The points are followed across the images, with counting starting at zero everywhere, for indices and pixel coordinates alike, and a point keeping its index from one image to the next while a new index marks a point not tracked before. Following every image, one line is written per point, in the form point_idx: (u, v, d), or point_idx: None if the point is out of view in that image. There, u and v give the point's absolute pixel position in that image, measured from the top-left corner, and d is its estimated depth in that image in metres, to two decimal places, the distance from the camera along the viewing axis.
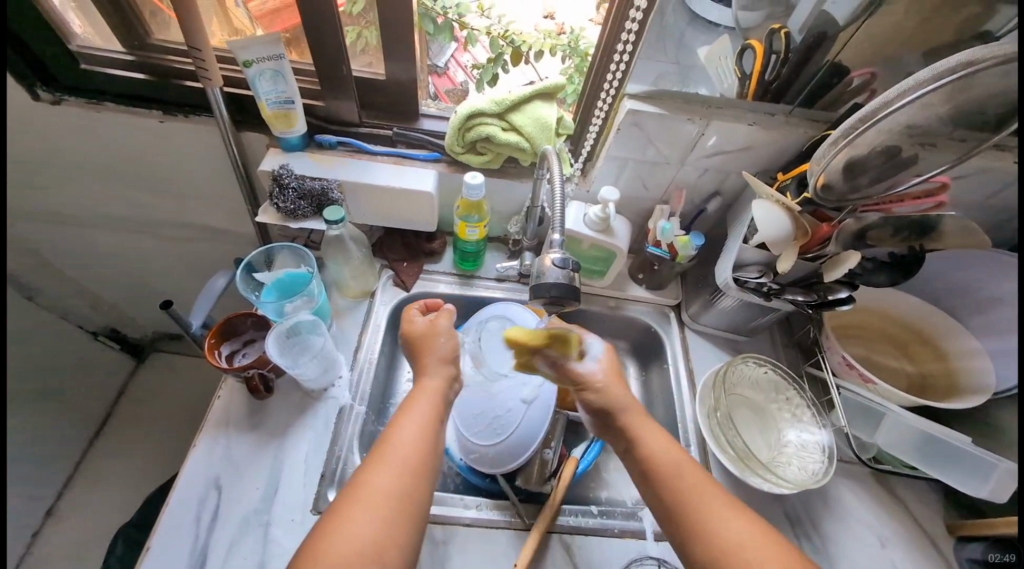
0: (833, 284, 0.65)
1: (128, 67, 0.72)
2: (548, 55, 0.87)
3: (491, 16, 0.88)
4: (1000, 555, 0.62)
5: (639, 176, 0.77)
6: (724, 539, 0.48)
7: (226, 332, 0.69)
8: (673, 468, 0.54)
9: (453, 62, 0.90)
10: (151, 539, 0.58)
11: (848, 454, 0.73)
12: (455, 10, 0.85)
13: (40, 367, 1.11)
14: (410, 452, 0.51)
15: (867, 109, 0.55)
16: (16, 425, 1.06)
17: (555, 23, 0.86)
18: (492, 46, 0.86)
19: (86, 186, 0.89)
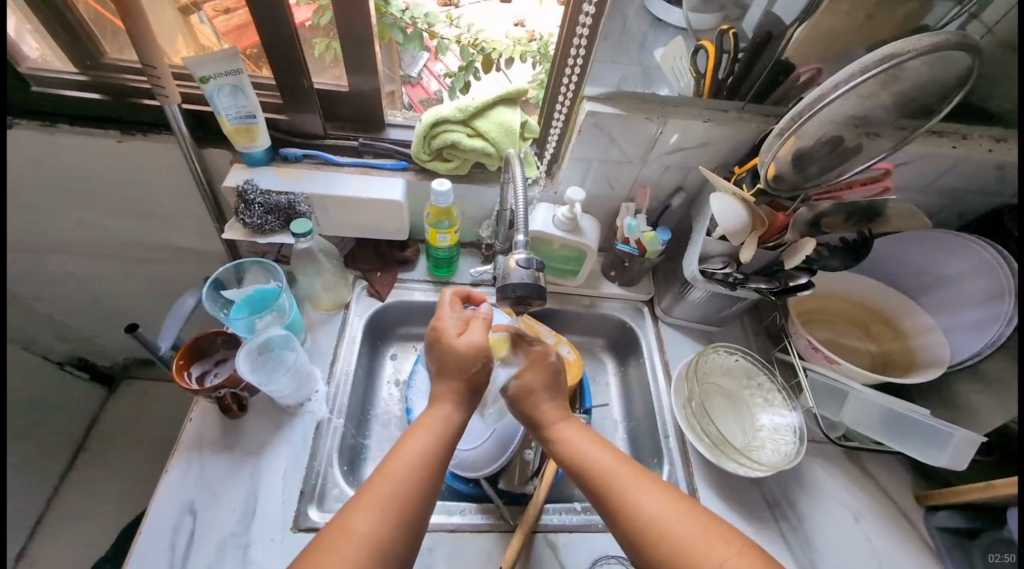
0: (793, 271, 0.68)
1: (82, 87, 0.70)
2: (519, 61, 0.88)
3: (460, 25, 0.88)
4: (1000, 555, 0.62)
5: (605, 175, 0.79)
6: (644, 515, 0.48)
7: (195, 353, 0.67)
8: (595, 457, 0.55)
9: (426, 71, 0.93)
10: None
11: (818, 434, 0.75)
12: (424, 20, 0.85)
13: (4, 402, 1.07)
14: (402, 485, 0.49)
15: (806, 102, 0.56)
16: None
17: (526, 31, 0.89)
18: (462, 54, 0.87)
19: (44, 211, 0.87)
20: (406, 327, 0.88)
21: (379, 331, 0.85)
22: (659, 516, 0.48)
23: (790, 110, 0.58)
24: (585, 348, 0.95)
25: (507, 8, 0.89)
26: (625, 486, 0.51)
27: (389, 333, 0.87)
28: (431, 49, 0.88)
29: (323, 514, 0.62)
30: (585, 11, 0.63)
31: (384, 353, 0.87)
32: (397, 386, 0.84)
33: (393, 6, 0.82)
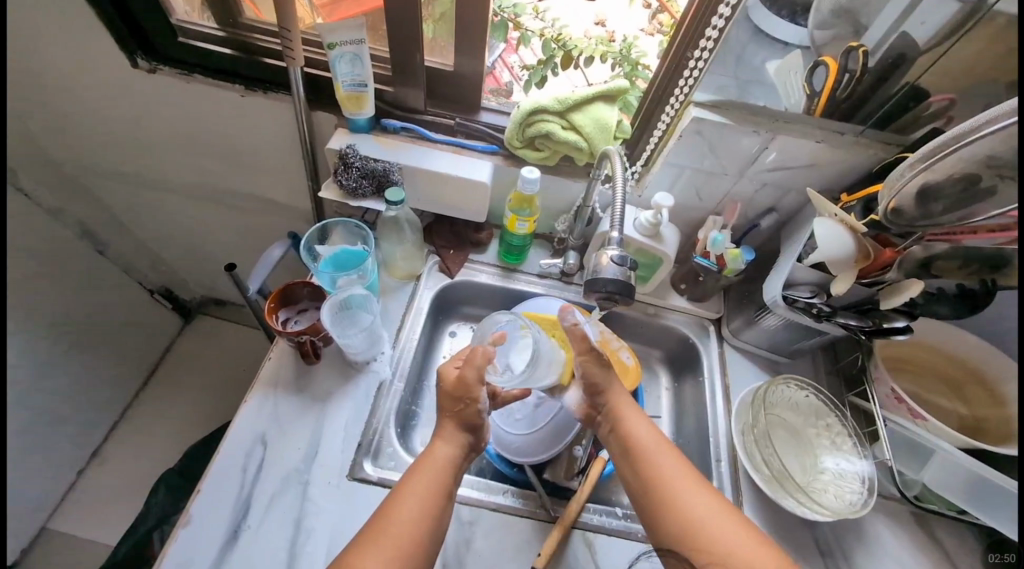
0: (891, 312, 0.63)
1: (220, 42, 0.77)
2: (598, 61, 0.88)
3: (545, 18, 0.88)
4: (1000, 556, 0.66)
5: (695, 185, 0.77)
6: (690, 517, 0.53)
7: (284, 298, 0.72)
8: (648, 456, 0.58)
9: (500, 61, 0.90)
10: (201, 483, 0.61)
11: (889, 490, 0.70)
12: (513, 10, 0.85)
13: (102, 318, 1.20)
14: (411, 530, 0.50)
15: (948, 135, 0.53)
16: (77, 366, 1.14)
17: (606, 30, 0.88)
18: (545, 48, 0.87)
19: (164, 151, 0.95)
20: (468, 307, 0.91)
21: (444, 307, 0.88)
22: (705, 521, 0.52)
23: (931, 142, 0.55)
24: (642, 357, 0.93)
25: None
26: (674, 487, 0.55)
27: (452, 310, 0.90)
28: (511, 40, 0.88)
29: (376, 469, 0.65)
30: (718, 14, 0.60)
31: (444, 329, 0.89)
32: None
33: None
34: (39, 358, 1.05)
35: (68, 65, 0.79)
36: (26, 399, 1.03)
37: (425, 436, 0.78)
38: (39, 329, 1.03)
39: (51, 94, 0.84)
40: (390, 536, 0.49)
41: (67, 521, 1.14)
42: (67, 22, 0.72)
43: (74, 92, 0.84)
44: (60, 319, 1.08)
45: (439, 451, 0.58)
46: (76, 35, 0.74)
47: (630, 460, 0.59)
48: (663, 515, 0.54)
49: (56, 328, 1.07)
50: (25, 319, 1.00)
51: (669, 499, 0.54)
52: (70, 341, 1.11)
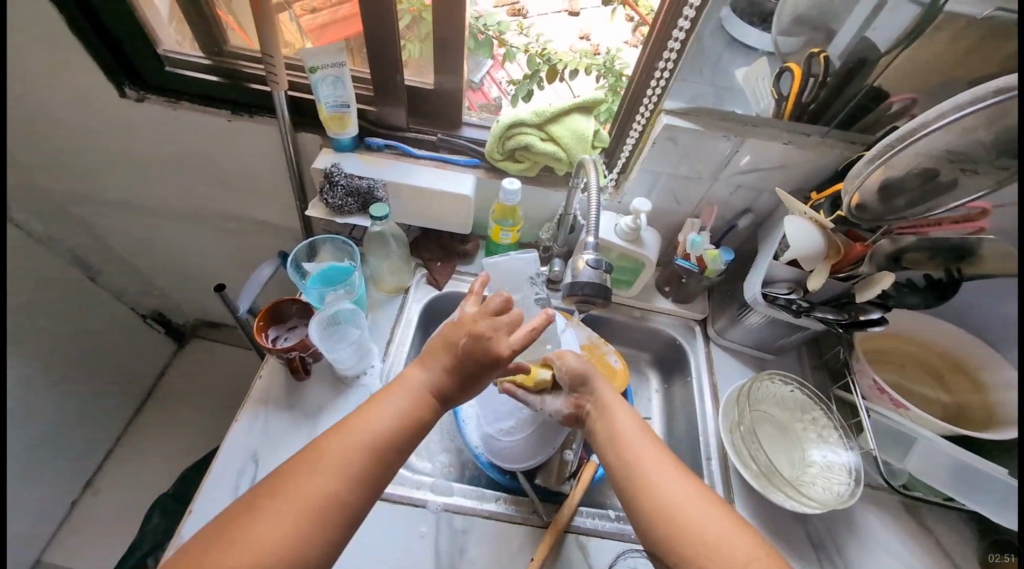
0: (865, 304, 0.65)
1: (206, 70, 0.79)
2: (583, 73, 0.90)
3: (530, 35, 0.92)
4: (998, 556, 0.65)
5: (672, 189, 0.79)
6: (662, 495, 0.52)
7: (273, 316, 0.72)
8: (624, 440, 0.59)
9: (488, 77, 0.93)
10: (194, 501, 0.61)
11: (877, 480, 0.71)
12: (496, 27, 0.88)
13: (94, 345, 1.20)
14: (369, 457, 0.50)
15: (898, 134, 0.56)
16: (69, 395, 1.14)
17: (591, 45, 0.91)
18: (529, 62, 0.89)
19: (153, 177, 0.97)
20: None
21: (433, 319, 0.89)
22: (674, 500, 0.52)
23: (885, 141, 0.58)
24: (631, 361, 0.95)
25: (576, 21, 0.94)
26: (650, 472, 0.55)
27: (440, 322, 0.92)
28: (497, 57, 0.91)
29: None
30: (680, 24, 0.63)
31: None
32: None
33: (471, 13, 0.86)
34: (32, 387, 1.05)
35: (57, 98, 0.81)
36: (18, 430, 1.03)
37: None
38: (32, 358, 1.04)
39: (41, 126, 0.86)
40: (345, 449, 0.49)
41: (61, 552, 1.13)
42: (56, 57, 0.74)
43: (64, 124, 0.86)
44: (53, 347, 1.08)
45: (413, 381, 0.56)
46: (65, 69, 0.76)
47: (608, 445, 0.59)
48: (635, 493, 0.54)
49: (48, 357, 1.08)
50: (17, 350, 1.00)
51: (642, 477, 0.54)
52: (63, 369, 1.12)
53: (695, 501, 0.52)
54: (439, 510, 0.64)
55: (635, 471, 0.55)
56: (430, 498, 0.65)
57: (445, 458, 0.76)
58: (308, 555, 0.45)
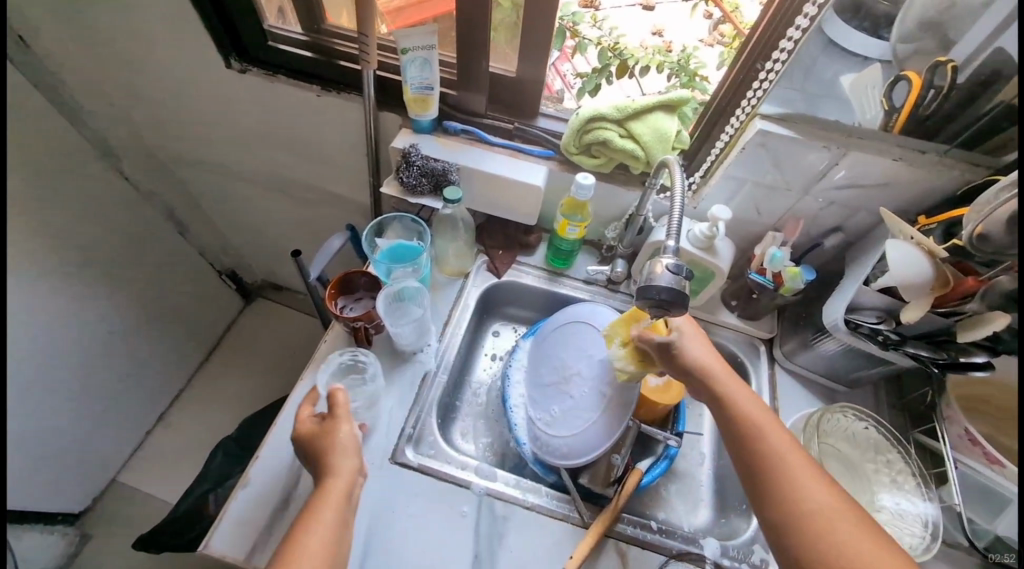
0: (969, 347, 0.59)
1: (303, 46, 0.83)
2: (654, 71, 0.88)
3: (603, 27, 0.90)
4: None
5: (754, 200, 0.74)
6: (809, 505, 0.47)
7: (342, 286, 0.76)
8: (755, 434, 0.53)
9: (554, 69, 0.90)
10: (260, 448, 0.66)
11: (958, 538, 0.64)
12: (571, 18, 0.88)
13: (176, 294, 1.31)
14: (325, 552, 0.50)
15: None
16: (150, 337, 1.26)
17: (663, 41, 0.88)
18: (601, 56, 0.88)
19: (244, 144, 1.04)
20: (511, 309, 0.93)
21: (488, 306, 0.91)
22: (823, 510, 0.46)
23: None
24: None
25: (649, 15, 0.90)
26: (793, 475, 0.49)
27: (496, 310, 0.93)
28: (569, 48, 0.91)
29: (417, 455, 0.68)
30: (796, 24, 0.58)
31: (489, 327, 0.93)
32: (494, 359, 0.89)
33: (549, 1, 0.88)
34: (121, 327, 1.16)
35: (171, 65, 0.88)
36: (106, 363, 1.15)
37: (463, 428, 0.80)
38: (124, 301, 1.15)
39: (154, 90, 0.94)
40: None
41: (133, 477, 1.26)
42: (174, 26, 0.80)
43: (174, 89, 0.93)
44: (141, 293, 1.19)
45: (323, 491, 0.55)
46: (181, 39, 0.82)
47: (735, 438, 0.55)
48: (774, 494, 0.49)
49: (137, 301, 1.19)
50: (111, 292, 1.11)
51: (784, 476, 0.49)
52: (147, 313, 1.23)
53: (847, 517, 0.46)
54: (481, 494, 0.65)
55: (774, 470, 0.50)
56: (474, 481, 0.66)
57: (490, 448, 0.78)
58: None
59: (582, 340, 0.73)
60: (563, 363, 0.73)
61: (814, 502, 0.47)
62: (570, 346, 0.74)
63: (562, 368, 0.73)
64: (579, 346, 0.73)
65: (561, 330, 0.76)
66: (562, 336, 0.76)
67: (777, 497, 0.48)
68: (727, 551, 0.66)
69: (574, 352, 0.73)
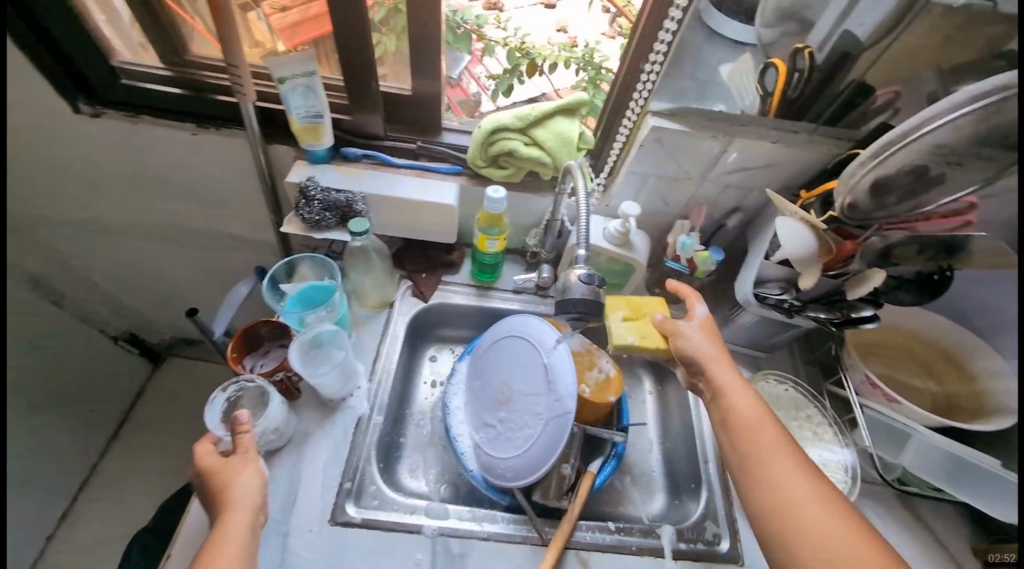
0: (857, 302, 0.65)
1: (167, 82, 0.74)
2: (562, 67, 0.90)
3: (507, 27, 0.90)
4: (1000, 555, 0.64)
5: (659, 191, 0.77)
6: (782, 490, 0.51)
7: (247, 345, 0.69)
8: (750, 422, 0.56)
9: (467, 73, 0.91)
10: (188, 509, 0.62)
11: (871, 474, 0.72)
12: (474, 21, 0.87)
13: (62, 372, 1.13)
14: None
15: (890, 135, 0.55)
16: (35, 427, 1.08)
17: (568, 36, 0.90)
18: (509, 57, 0.90)
19: (117, 195, 0.92)
20: (445, 330, 0.91)
21: (420, 331, 0.88)
22: (797, 495, 0.50)
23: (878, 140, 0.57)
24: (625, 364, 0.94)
25: (552, 12, 0.92)
26: (770, 464, 0.53)
27: (429, 334, 0.90)
28: (477, 52, 0.90)
29: (360, 510, 0.64)
30: (667, 24, 0.61)
31: (424, 353, 0.90)
32: (435, 385, 0.87)
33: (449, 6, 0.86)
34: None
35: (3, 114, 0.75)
36: None
37: (411, 466, 0.78)
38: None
39: None
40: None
41: None
42: None
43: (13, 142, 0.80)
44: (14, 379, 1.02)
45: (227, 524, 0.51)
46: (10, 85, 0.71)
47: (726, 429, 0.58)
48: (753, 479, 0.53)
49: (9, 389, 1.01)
50: None
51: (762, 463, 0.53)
52: (25, 400, 1.05)
53: (818, 499, 0.49)
54: (434, 536, 0.63)
55: (755, 457, 0.54)
56: (425, 523, 0.64)
57: (444, 480, 0.77)
58: None
59: (520, 353, 0.71)
60: (505, 380, 0.72)
61: (786, 487, 0.51)
62: (511, 362, 0.72)
63: (506, 385, 0.72)
64: (518, 360, 0.71)
65: (501, 347, 0.74)
66: (502, 353, 0.74)
67: (760, 493, 0.52)
68: (683, 534, 0.68)
69: (515, 367, 0.71)
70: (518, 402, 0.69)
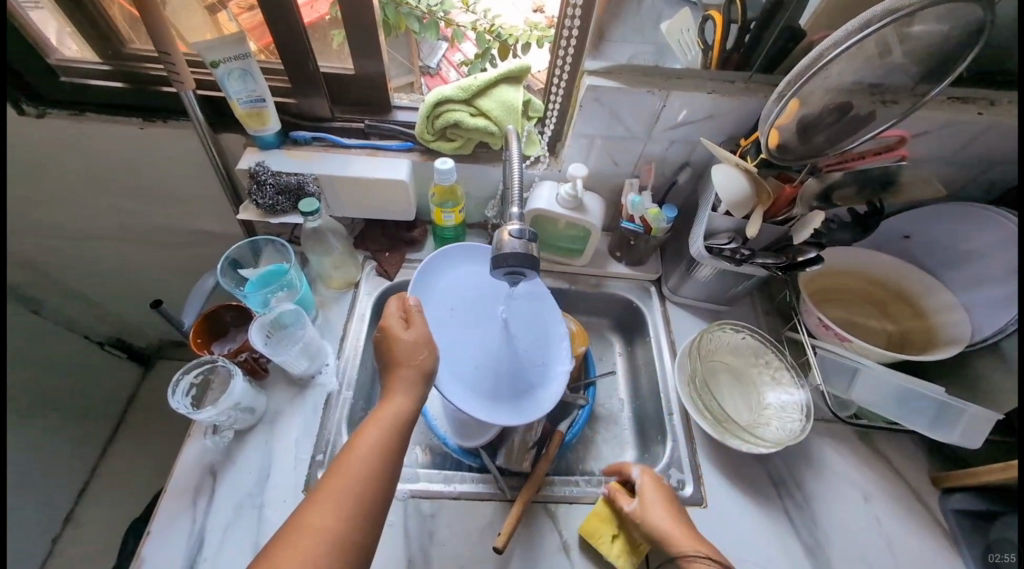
0: (802, 245, 0.67)
1: (107, 77, 0.75)
2: (536, 46, 0.88)
3: (477, 9, 0.88)
4: (999, 555, 0.63)
5: (609, 151, 0.78)
6: None
7: (211, 333, 0.73)
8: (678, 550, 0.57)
9: (445, 61, 0.99)
10: (183, 448, 0.66)
11: (826, 412, 0.76)
12: (440, 8, 0.84)
13: (62, 376, 1.14)
14: (388, 432, 0.53)
15: (806, 63, 0.53)
16: (42, 433, 1.08)
17: (543, 16, 0.87)
18: (479, 40, 0.90)
19: (78, 196, 0.91)
20: None
21: None
22: None
23: (791, 70, 0.55)
24: (592, 327, 0.95)
25: None
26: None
27: None
28: (448, 39, 0.93)
29: None
30: None
31: None
32: None
33: None
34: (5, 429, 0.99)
35: None
36: None
37: None
38: None
39: None
40: (343, 492, 0.48)
41: None
42: None
43: None
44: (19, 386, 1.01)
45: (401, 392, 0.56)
46: None
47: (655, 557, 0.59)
48: None
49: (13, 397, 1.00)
50: None
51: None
52: (29, 407, 1.04)
53: None
54: (407, 499, 0.66)
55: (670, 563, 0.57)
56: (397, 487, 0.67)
57: (420, 447, 0.78)
58: (386, 476, 0.50)
59: (471, 303, 0.70)
60: (464, 334, 0.68)
61: None
62: (467, 309, 0.70)
63: (534, 369, 0.67)
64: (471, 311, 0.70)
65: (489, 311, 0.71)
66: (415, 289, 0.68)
67: None
68: None
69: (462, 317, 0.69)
70: (528, 375, 0.66)
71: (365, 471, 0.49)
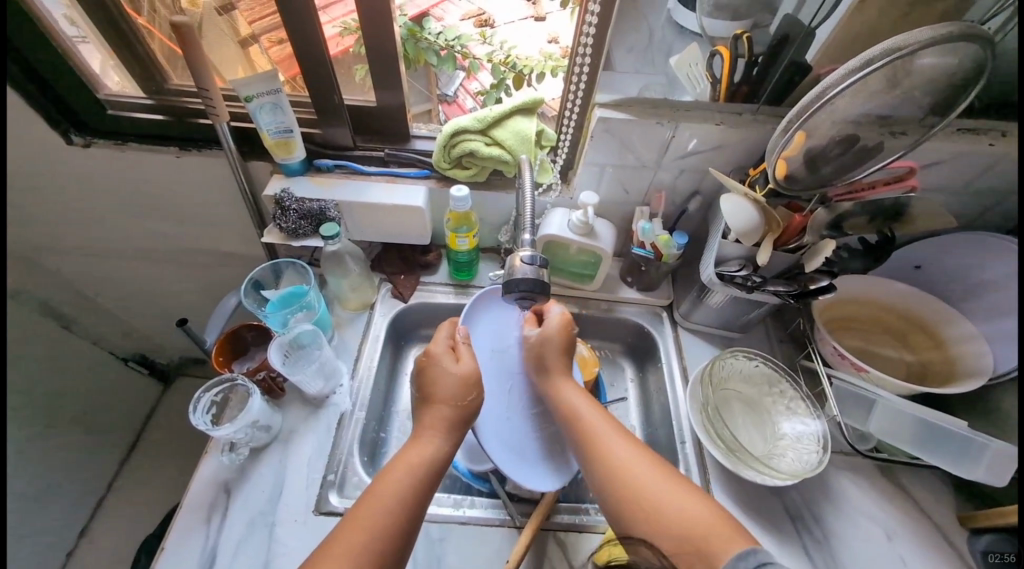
0: (814, 274, 0.66)
1: (149, 110, 0.80)
2: (550, 75, 0.90)
3: (494, 43, 0.95)
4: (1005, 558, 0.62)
5: (620, 179, 0.80)
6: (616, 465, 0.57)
7: (232, 352, 0.75)
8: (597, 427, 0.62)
9: (462, 90, 1.02)
10: (200, 464, 0.68)
11: (844, 445, 0.74)
12: (457, 42, 0.90)
13: (87, 390, 1.17)
14: (411, 478, 0.55)
15: (810, 97, 0.54)
16: (65, 445, 1.11)
17: (558, 47, 0.91)
18: (495, 72, 0.94)
19: (114, 218, 0.96)
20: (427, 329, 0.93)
21: (402, 331, 0.90)
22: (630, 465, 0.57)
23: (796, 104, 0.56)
24: (603, 352, 0.95)
25: (543, 26, 0.94)
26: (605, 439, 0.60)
27: (412, 334, 0.92)
28: (466, 69, 0.97)
29: (342, 500, 0.66)
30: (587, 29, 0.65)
31: (409, 353, 0.92)
32: None
33: (428, 31, 0.88)
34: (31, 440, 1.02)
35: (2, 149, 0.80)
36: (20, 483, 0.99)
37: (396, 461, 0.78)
38: (31, 413, 1.01)
39: None
40: (354, 543, 0.49)
41: None
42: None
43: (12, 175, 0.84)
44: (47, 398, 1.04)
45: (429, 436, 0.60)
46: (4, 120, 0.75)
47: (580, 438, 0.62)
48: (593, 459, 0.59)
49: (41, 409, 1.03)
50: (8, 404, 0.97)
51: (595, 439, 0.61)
52: (55, 419, 1.07)
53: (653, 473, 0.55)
54: None
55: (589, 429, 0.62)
56: None
57: None
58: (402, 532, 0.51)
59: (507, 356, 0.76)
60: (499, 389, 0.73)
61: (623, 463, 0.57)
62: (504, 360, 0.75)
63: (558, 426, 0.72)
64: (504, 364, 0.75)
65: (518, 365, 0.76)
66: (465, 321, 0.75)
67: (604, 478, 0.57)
68: None
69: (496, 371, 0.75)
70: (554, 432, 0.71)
71: (385, 515, 0.51)
